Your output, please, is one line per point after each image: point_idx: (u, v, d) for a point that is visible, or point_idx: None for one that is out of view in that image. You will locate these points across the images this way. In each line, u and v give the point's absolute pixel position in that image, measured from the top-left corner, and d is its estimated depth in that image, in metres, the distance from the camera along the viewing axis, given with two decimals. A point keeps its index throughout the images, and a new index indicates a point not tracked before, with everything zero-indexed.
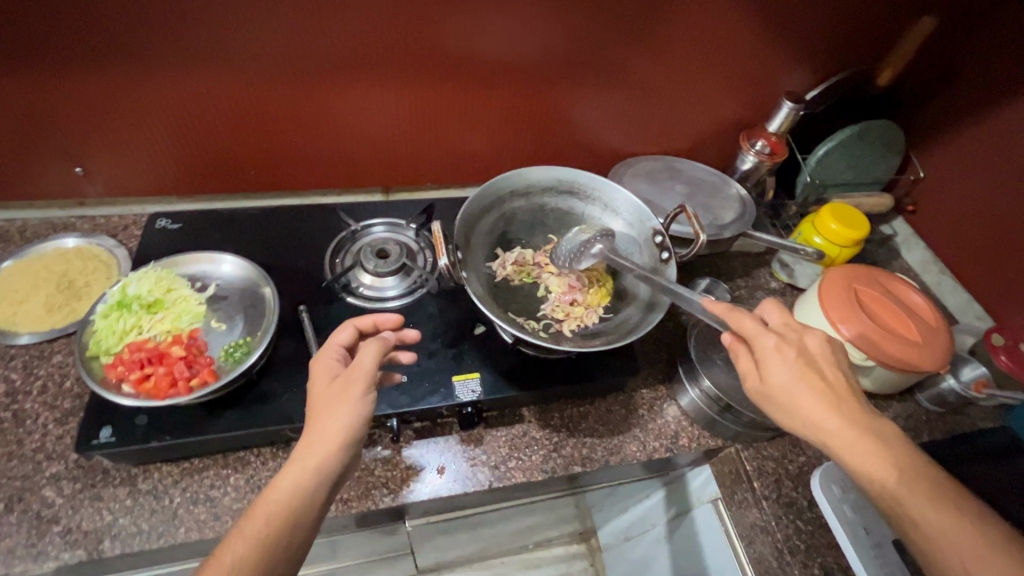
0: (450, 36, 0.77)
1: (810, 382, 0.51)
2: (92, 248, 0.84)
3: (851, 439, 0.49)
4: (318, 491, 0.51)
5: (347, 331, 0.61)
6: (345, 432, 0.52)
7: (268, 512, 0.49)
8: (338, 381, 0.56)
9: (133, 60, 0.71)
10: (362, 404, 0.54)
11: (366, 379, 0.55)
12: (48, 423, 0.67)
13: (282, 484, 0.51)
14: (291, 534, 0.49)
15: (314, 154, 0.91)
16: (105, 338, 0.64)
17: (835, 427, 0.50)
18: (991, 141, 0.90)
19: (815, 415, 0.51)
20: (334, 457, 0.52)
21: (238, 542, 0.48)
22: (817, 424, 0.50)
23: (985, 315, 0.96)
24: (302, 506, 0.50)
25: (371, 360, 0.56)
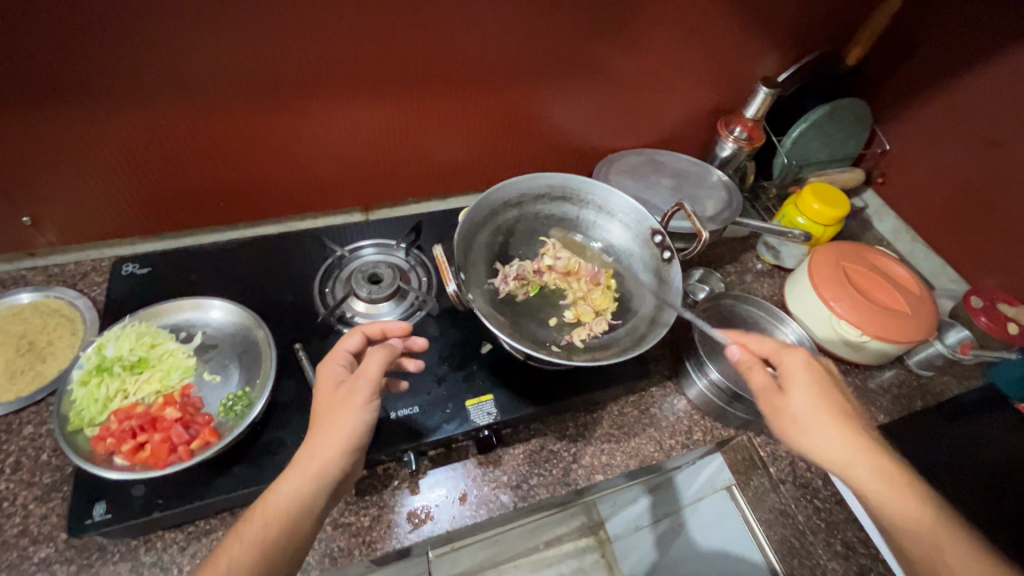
0: (426, 45, 0.74)
1: (836, 417, 0.55)
2: (52, 302, 0.77)
3: (872, 473, 0.52)
4: (318, 499, 0.50)
5: (354, 338, 0.61)
6: (347, 441, 0.51)
7: (268, 516, 0.49)
8: (342, 389, 0.55)
9: (80, 96, 0.65)
10: (365, 413, 0.53)
11: (370, 388, 0.54)
12: (29, 503, 0.61)
13: (282, 489, 0.50)
14: (290, 539, 0.49)
15: (287, 179, 0.86)
16: (87, 408, 0.58)
17: (858, 464, 0.52)
18: (953, 110, 0.94)
19: (841, 453, 0.53)
20: (335, 466, 0.50)
21: (236, 544, 0.48)
22: (856, 459, 0.53)
23: (959, 277, 1.00)
24: (302, 513, 0.49)
25: (376, 368, 0.55)
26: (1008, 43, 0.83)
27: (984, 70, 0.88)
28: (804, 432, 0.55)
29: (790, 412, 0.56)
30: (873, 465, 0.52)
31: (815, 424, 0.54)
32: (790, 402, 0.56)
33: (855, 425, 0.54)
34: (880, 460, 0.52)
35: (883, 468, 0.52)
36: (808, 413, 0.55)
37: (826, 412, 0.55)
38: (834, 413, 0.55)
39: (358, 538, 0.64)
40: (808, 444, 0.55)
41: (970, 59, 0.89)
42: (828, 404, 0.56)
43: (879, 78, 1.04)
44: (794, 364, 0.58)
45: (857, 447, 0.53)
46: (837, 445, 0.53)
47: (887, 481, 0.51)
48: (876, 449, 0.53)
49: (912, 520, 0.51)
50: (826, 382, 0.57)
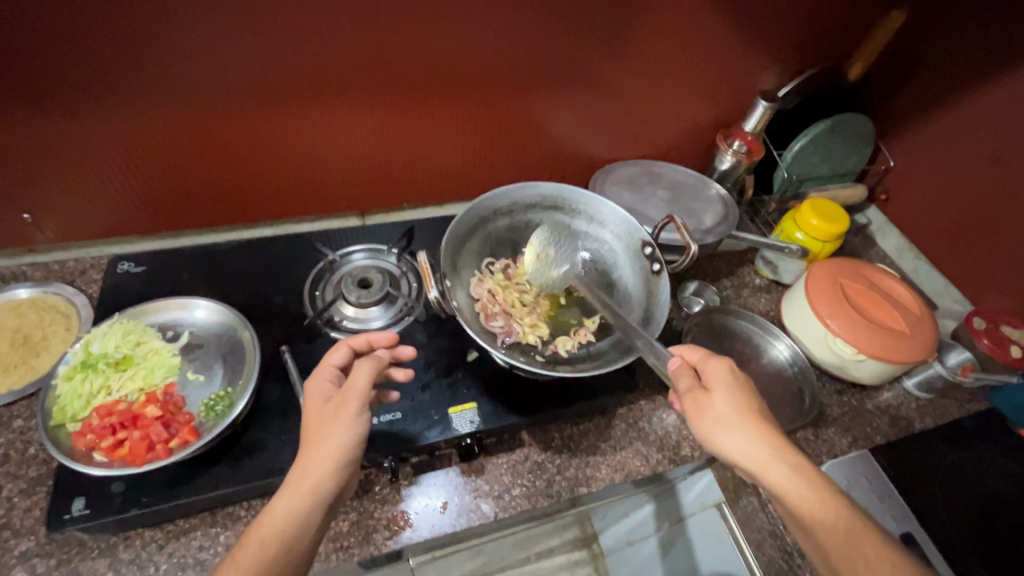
0: (420, 53, 0.75)
1: (751, 415, 0.55)
2: (50, 297, 0.79)
3: (787, 475, 0.51)
4: (314, 516, 0.50)
5: (341, 352, 0.60)
6: (339, 455, 0.51)
7: (263, 538, 0.48)
8: (331, 404, 0.54)
9: (78, 97, 0.66)
10: (357, 424, 0.53)
11: (360, 401, 0.54)
12: (13, 496, 0.61)
13: (277, 509, 0.49)
14: (288, 559, 0.48)
15: (284, 182, 0.87)
16: (70, 403, 0.59)
17: (774, 466, 0.52)
18: (959, 127, 0.92)
19: (752, 454, 0.52)
20: (330, 482, 0.50)
21: (231, 571, 0.46)
22: (752, 458, 0.52)
23: (963, 297, 0.98)
24: (298, 532, 0.49)
25: (364, 381, 0.55)
26: (1013, 62, 0.82)
27: (989, 88, 0.86)
28: (721, 430, 0.54)
29: (709, 411, 0.55)
30: (787, 465, 0.51)
31: (728, 423, 0.54)
32: (710, 403, 0.56)
33: (765, 425, 0.54)
34: (793, 459, 0.52)
35: (795, 468, 0.51)
36: (726, 411, 0.55)
37: (742, 411, 0.55)
38: (743, 414, 0.55)
39: (336, 542, 0.63)
40: (723, 444, 0.54)
41: (974, 76, 0.88)
42: (745, 405, 0.55)
43: (883, 94, 1.03)
44: (715, 370, 0.58)
45: (768, 447, 0.52)
46: (739, 444, 0.53)
47: (799, 480, 0.51)
48: (786, 450, 0.52)
49: (824, 520, 0.49)
50: (744, 386, 0.57)
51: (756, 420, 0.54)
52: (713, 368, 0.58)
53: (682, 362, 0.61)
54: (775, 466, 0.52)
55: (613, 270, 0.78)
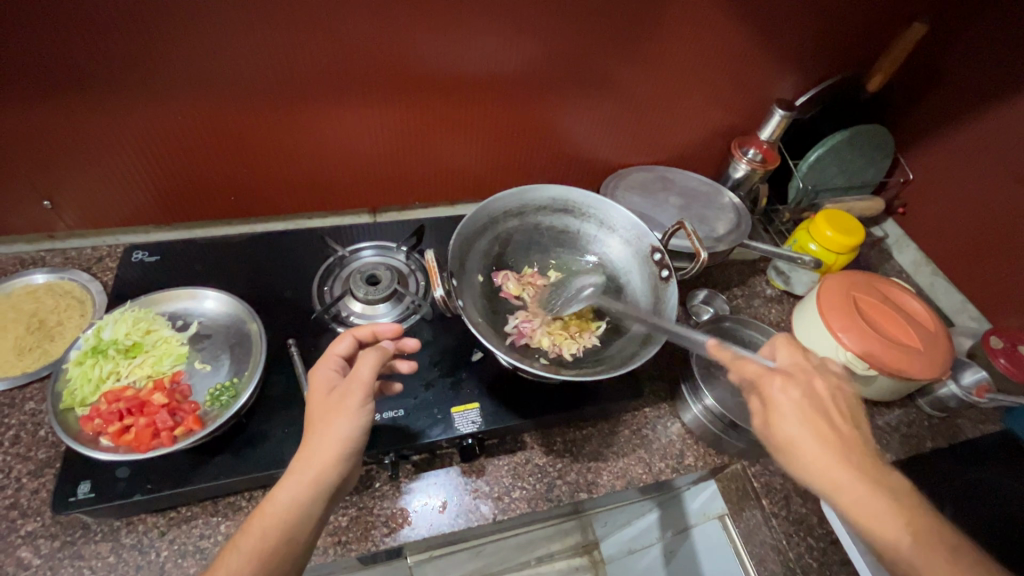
0: (435, 53, 0.75)
1: (825, 441, 0.51)
2: (65, 283, 0.80)
3: (862, 504, 0.48)
4: (314, 507, 0.50)
5: (345, 343, 0.60)
6: (342, 446, 0.51)
7: (264, 527, 0.48)
8: (335, 393, 0.54)
9: (101, 88, 0.68)
10: (361, 415, 0.52)
11: (364, 391, 0.54)
12: (21, 476, 0.63)
13: (279, 498, 0.49)
14: (288, 548, 0.48)
15: (297, 177, 0.88)
16: (80, 388, 0.60)
17: (849, 496, 0.49)
18: (982, 141, 0.90)
19: (827, 480, 0.50)
20: (331, 473, 0.50)
21: (233, 559, 0.47)
22: (829, 486, 0.50)
23: (980, 315, 0.96)
24: (299, 522, 0.49)
25: (368, 371, 0.54)
26: None
27: (1014, 101, 0.84)
28: (789, 454, 0.52)
29: (774, 436, 0.54)
30: (862, 496, 0.48)
31: (802, 449, 0.52)
32: (775, 426, 0.54)
33: (844, 447, 0.51)
34: (872, 486, 0.49)
35: (874, 497, 0.48)
36: (794, 435, 0.52)
37: (812, 434, 0.52)
38: (827, 437, 0.52)
39: (334, 536, 0.64)
40: (792, 468, 0.52)
41: (1001, 89, 0.86)
42: (815, 425, 0.52)
43: (904, 106, 1.01)
44: (775, 388, 0.55)
45: (852, 477, 0.49)
46: (813, 471, 0.51)
47: (874, 507, 0.48)
48: (862, 478, 0.49)
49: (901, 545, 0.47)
50: (820, 406, 0.54)
51: (844, 449, 0.51)
52: (775, 387, 0.55)
53: (741, 376, 0.58)
54: (851, 493, 0.49)
55: (622, 275, 0.78)
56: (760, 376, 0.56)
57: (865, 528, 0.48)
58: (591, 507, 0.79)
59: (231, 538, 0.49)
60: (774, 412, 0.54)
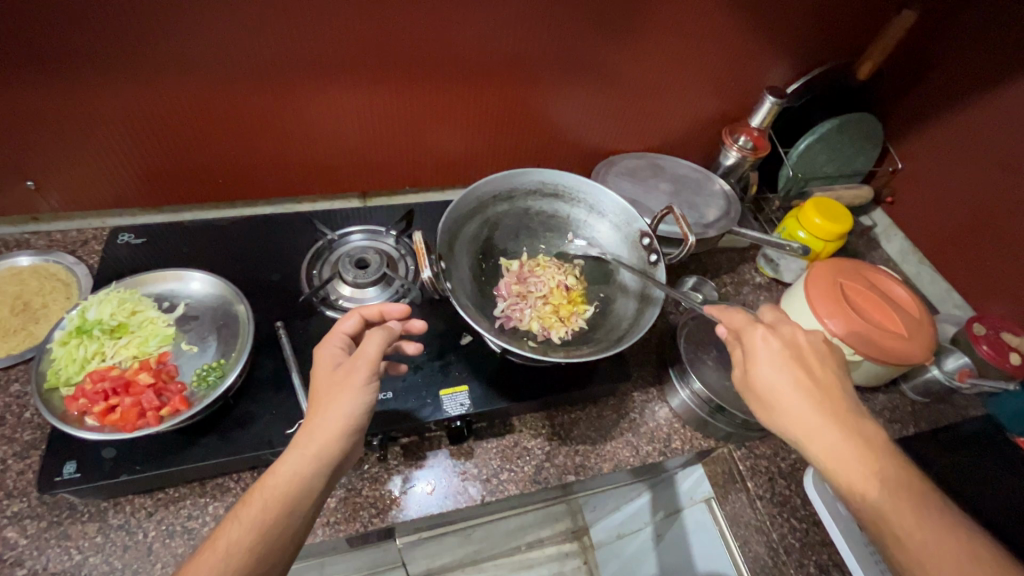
0: (424, 35, 0.74)
1: (802, 385, 0.52)
2: (49, 266, 0.79)
3: (835, 443, 0.49)
4: (315, 482, 0.50)
5: (352, 321, 0.60)
6: (345, 423, 0.51)
7: (266, 499, 0.48)
8: (341, 370, 0.54)
9: (83, 66, 0.66)
10: (366, 393, 0.53)
11: (370, 369, 0.54)
12: (7, 458, 0.62)
13: (281, 471, 0.49)
14: (288, 522, 0.48)
15: (285, 160, 0.87)
16: (64, 367, 0.60)
17: (820, 436, 0.50)
18: (970, 131, 0.91)
19: (799, 419, 0.51)
20: (333, 449, 0.51)
21: (235, 526, 0.47)
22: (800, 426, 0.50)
23: (965, 303, 0.97)
24: (299, 496, 0.49)
25: (374, 350, 0.55)
26: None
27: (1003, 91, 0.85)
28: (766, 398, 0.53)
29: (752, 382, 0.54)
30: (833, 437, 0.49)
31: (775, 391, 0.53)
32: (755, 374, 0.54)
33: (820, 393, 0.51)
34: (845, 428, 0.49)
35: (846, 438, 0.49)
36: (769, 380, 0.53)
37: (790, 379, 0.52)
38: (800, 380, 0.52)
39: (323, 518, 0.64)
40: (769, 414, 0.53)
41: (990, 78, 0.86)
42: (793, 371, 0.53)
43: (894, 94, 1.01)
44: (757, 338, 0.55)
45: (819, 417, 0.50)
46: (787, 412, 0.51)
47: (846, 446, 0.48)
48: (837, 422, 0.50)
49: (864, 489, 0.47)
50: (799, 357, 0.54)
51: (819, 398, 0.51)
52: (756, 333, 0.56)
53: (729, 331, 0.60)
54: (822, 435, 0.50)
55: (606, 258, 0.78)
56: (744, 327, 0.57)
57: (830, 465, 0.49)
58: (578, 489, 0.80)
59: (233, 506, 0.49)
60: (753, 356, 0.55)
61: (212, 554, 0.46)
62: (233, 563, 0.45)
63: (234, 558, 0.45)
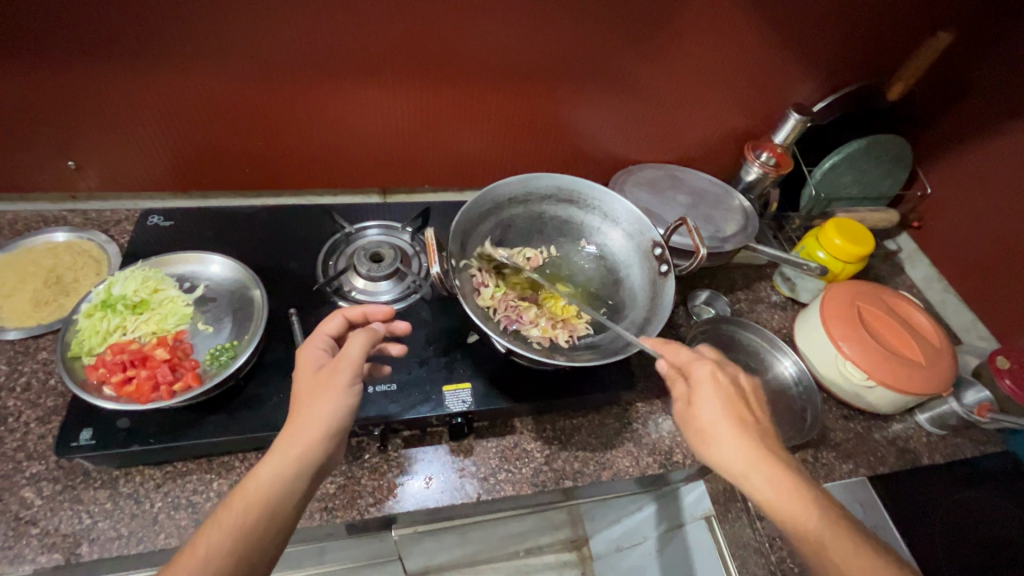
0: (450, 38, 0.76)
1: (736, 424, 0.54)
2: (82, 243, 0.83)
3: (767, 482, 0.51)
4: (298, 483, 0.51)
5: (334, 322, 0.62)
6: (329, 422, 0.53)
7: (247, 502, 0.49)
8: (325, 371, 0.56)
9: (124, 54, 0.70)
10: (349, 394, 0.55)
11: (353, 370, 0.56)
12: (30, 422, 0.66)
13: (262, 474, 0.50)
14: (270, 522, 0.49)
15: (309, 153, 0.89)
16: (88, 338, 0.63)
17: (755, 472, 0.52)
18: (1004, 157, 0.89)
19: (735, 462, 0.53)
20: (317, 449, 0.52)
21: (214, 530, 0.47)
22: (733, 465, 0.53)
23: (990, 335, 0.94)
24: (284, 498, 0.50)
25: (358, 352, 0.57)
26: None
27: None
28: (707, 437, 0.55)
29: (694, 421, 0.56)
30: (768, 473, 0.51)
31: (712, 431, 0.54)
32: (695, 410, 0.56)
33: (755, 435, 0.54)
34: (776, 468, 0.52)
35: (784, 481, 0.51)
36: (710, 421, 0.55)
37: (727, 418, 0.55)
38: (726, 420, 0.54)
39: (321, 502, 0.65)
40: (708, 451, 0.55)
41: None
42: (730, 412, 0.55)
43: (925, 117, 0.99)
44: (702, 375, 0.58)
45: (753, 455, 0.52)
46: (720, 450, 0.54)
47: (780, 487, 0.51)
48: (773, 459, 0.52)
49: (800, 523, 0.49)
50: (732, 394, 0.56)
51: (749, 438, 0.53)
52: (699, 373, 0.58)
53: (670, 365, 0.61)
54: (755, 472, 0.52)
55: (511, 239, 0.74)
56: (690, 364, 0.60)
57: (770, 507, 0.51)
58: (583, 496, 0.80)
59: (213, 511, 0.49)
60: (695, 400, 0.57)
61: (191, 560, 0.45)
62: (212, 567, 0.45)
63: (214, 562, 0.45)
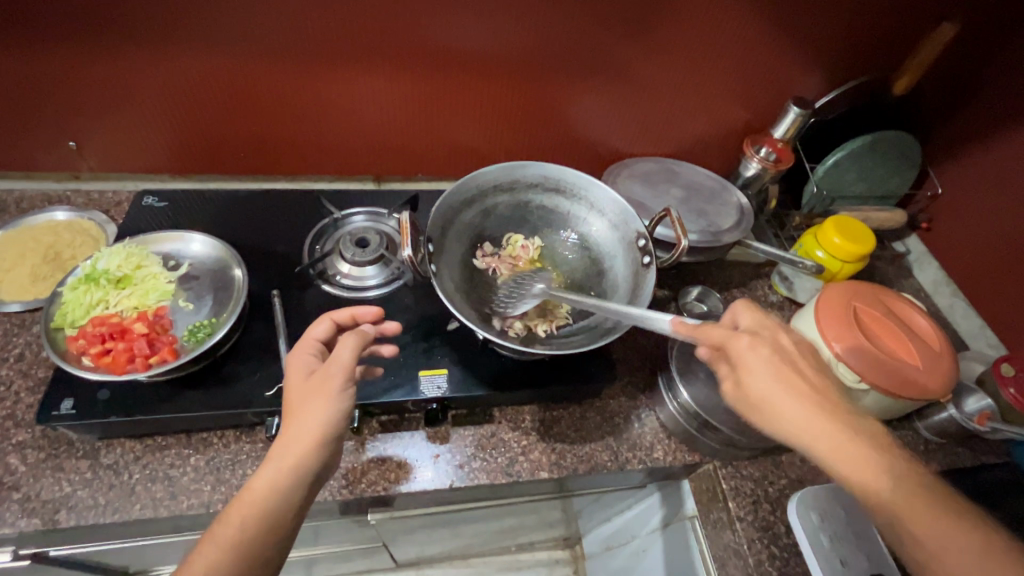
0: (439, 25, 0.76)
1: (794, 392, 0.51)
2: (83, 222, 0.86)
3: (838, 450, 0.48)
4: (294, 492, 0.50)
5: (323, 326, 0.61)
6: (322, 429, 0.51)
7: (242, 515, 0.49)
8: (315, 376, 0.54)
9: (120, 36, 0.72)
10: (342, 398, 0.53)
11: (344, 373, 0.54)
12: (21, 391, 0.68)
13: (257, 486, 0.50)
14: (269, 534, 0.49)
15: (303, 139, 0.90)
16: (71, 310, 0.64)
17: (821, 441, 0.48)
18: (1019, 156, 0.84)
19: (800, 433, 0.49)
20: (311, 457, 0.51)
21: (213, 544, 0.48)
22: (799, 436, 0.49)
23: (999, 342, 0.90)
24: (280, 509, 0.50)
25: (349, 354, 0.55)
26: None
27: None
28: (761, 411, 0.52)
29: (746, 396, 0.53)
30: (839, 442, 0.48)
31: (770, 402, 0.51)
32: (746, 384, 0.52)
33: (817, 399, 0.51)
34: (854, 437, 0.48)
35: (859, 451, 0.48)
36: (761, 392, 0.51)
37: (782, 386, 0.51)
38: (783, 383, 0.51)
39: None
40: (767, 425, 0.51)
41: None
42: (784, 379, 0.52)
43: (937, 114, 0.96)
44: (742, 348, 0.53)
45: (819, 423, 0.49)
46: (782, 422, 0.50)
47: (859, 458, 0.47)
48: (843, 426, 0.49)
49: (877, 490, 0.46)
50: (782, 361, 0.53)
51: (815, 405, 0.50)
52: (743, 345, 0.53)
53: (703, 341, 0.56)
54: (823, 440, 0.49)
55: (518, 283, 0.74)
56: (726, 337, 0.55)
57: (839, 476, 0.48)
58: (582, 487, 0.80)
59: (212, 524, 0.50)
60: (744, 369, 0.53)
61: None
62: None
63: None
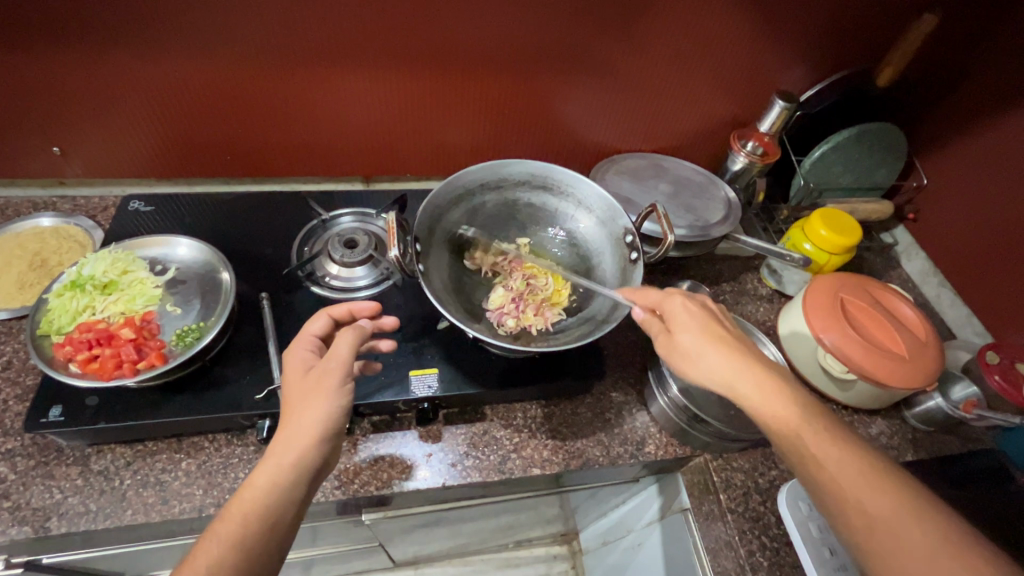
0: (424, 24, 0.75)
1: (719, 342, 0.55)
2: (69, 228, 0.85)
3: (752, 388, 0.53)
4: (296, 490, 0.50)
5: (321, 322, 0.61)
6: (322, 426, 0.52)
7: (244, 512, 0.48)
8: (313, 374, 0.55)
9: (101, 41, 0.71)
10: (341, 394, 0.54)
11: (342, 369, 0.55)
12: (9, 399, 0.68)
13: (257, 484, 0.49)
14: (271, 531, 0.48)
15: (290, 141, 0.90)
16: (58, 317, 0.64)
17: (740, 379, 0.53)
18: (1002, 146, 0.85)
19: (726, 376, 0.53)
20: (311, 455, 0.51)
21: (212, 542, 0.46)
22: (722, 378, 0.53)
23: (985, 331, 0.91)
24: (281, 506, 0.49)
25: (346, 350, 0.56)
26: None
27: None
28: (691, 359, 0.55)
29: (676, 346, 0.57)
30: (752, 381, 0.53)
31: (700, 349, 0.55)
32: (676, 336, 0.57)
33: (737, 348, 0.55)
34: (760, 376, 0.53)
35: (772, 391, 0.52)
36: (691, 344, 0.56)
37: (709, 338, 0.55)
38: (715, 337, 0.55)
39: None
40: (695, 373, 0.55)
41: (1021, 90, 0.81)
42: (712, 332, 0.56)
43: (922, 106, 0.96)
44: (676, 305, 0.58)
45: (740, 366, 0.53)
46: (708, 367, 0.54)
47: (764, 394, 0.52)
48: (755, 369, 0.53)
49: (785, 422, 0.51)
50: (708, 316, 0.57)
51: (735, 352, 0.54)
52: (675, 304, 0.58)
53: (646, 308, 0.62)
54: (743, 381, 0.53)
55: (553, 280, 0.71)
56: (662, 299, 0.60)
57: (756, 414, 0.52)
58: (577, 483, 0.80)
59: (208, 525, 0.48)
60: (676, 323, 0.57)
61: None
62: None
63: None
